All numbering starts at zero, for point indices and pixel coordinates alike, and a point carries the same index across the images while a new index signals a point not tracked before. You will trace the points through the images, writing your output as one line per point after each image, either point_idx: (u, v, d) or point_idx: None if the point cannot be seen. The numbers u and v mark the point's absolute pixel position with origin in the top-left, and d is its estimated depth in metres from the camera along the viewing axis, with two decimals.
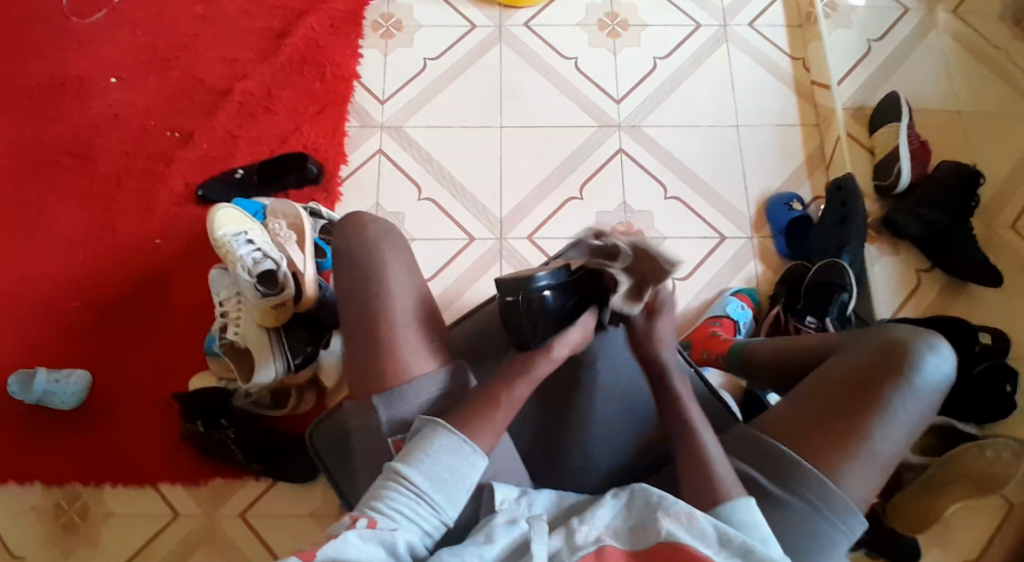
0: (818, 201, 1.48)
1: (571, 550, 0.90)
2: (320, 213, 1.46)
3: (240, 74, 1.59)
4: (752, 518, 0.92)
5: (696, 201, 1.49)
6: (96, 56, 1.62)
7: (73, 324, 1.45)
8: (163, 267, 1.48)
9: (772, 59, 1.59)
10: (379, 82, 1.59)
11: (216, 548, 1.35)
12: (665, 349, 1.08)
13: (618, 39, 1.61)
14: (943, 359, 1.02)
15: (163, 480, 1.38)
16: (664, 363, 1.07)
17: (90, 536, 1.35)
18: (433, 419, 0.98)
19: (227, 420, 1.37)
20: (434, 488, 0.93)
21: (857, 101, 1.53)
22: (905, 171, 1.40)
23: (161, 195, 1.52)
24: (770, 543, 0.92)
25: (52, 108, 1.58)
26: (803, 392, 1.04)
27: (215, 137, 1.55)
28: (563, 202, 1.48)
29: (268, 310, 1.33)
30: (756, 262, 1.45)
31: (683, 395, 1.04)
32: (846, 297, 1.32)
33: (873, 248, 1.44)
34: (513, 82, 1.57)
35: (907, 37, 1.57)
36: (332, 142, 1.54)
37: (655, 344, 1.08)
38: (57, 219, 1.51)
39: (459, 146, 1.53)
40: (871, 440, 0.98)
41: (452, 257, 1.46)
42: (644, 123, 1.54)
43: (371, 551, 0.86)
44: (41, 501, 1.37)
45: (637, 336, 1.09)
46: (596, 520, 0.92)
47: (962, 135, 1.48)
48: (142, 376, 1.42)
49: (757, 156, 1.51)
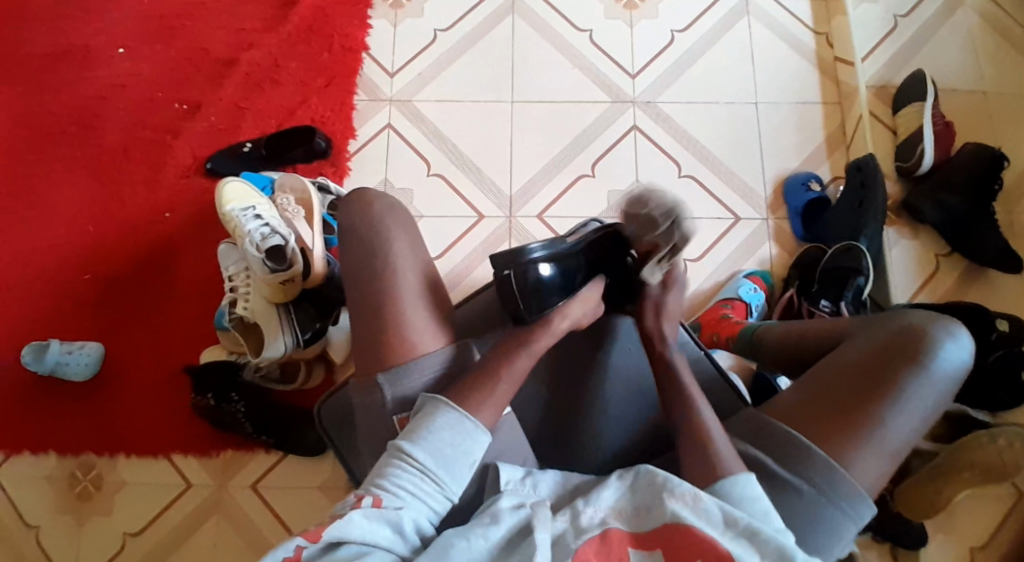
0: (837, 181, 1.45)
1: (576, 533, 0.89)
2: (329, 188, 1.44)
3: (247, 44, 1.57)
4: (753, 494, 0.92)
5: (710, 180, 1.46)
6: (103, 25, 1.60)
7: (85, 295, 1.45)
8: (172, 239, 1.48)
9: (792, 33, 1.54)
10: (389, 54, 1.56)
11: (228, 518, 1.37)
12: (670, 322, 1.09)
13: (635, 11, 1.56)
14: (960, 347, 1.00)
15: (175, 452, 1.39)
16: (664, 337, 1.08)
17: (103, 506, 1.37)
18: (435, 395, 0.97)
19: (236, 394, 1.39)
20: (439, 464, 0.93)
21: (881, 79, 1.49)
22: (927, 153, 1.37)
23: (169, 168, 1.51)
24: (774, 519, 0.91)
25: (60, 78, 1.57)
26: (815, 376, 1.02)
27: (222, 108, 1.53)
28: (575, 179, 1.46)
29: (277, 285, 1.32)
30: (771, 243, 1.43)
31: (681, 369, 1.05)
32: (862, 281, 1.29)
33: (892, 231, 1.41)
34: (526, 55, 1.54)
35: (935, 11, 1.52)
36: (340, 115, 1.52)
37: (661, 316, 1.09)
38: (67, 190, 1.51)
39: (469, 121, 1.51)
40: (883, 426, 0.97)
41: (462, 234, 1.44)
42: (659, 100, 1.51)
43: (376, 530, 0.87)
44: (56, 471, 1.39)
45: (647, 304, 1.10)
46: (600, 501, 0.92)
47: (988, 116, 1.43)
48: (153, 348, 1.43)
49: (774, 133, 1.48)
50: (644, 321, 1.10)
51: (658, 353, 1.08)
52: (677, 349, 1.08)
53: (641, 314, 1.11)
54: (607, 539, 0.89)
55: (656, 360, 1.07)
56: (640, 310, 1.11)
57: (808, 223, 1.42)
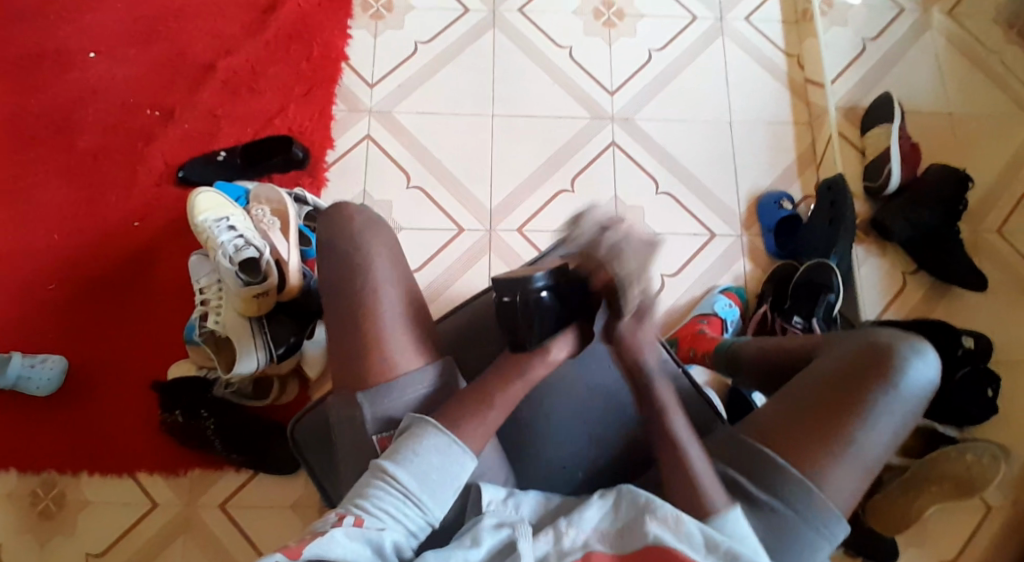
0: (808, 200, 1.48)
1: (560, 555, 0.89)
2: (304, 199, 1.42)
3: (222, 50, 1.54)
4: (739, 525, 0.93)
5: (687, 196, 1.48)
6: (73, 29, 1.55)
7: (49, 306, 1.40)
8: (141, 250, 1.44)
9: (767, 55, 1.57)
10: (368, 64, 1.55)
11: (197, 538, 1.33)
12: (649, 353, 1.04)
13: (614, 29, 1.58)
14: (928, 363, 1.02)
15: (142, 469, 1.35)
16: (647, 367, 1.04)
17: (65, 525, 1.32)
18: (422, 418, 0.97)
19: (206, 411, 1.35)
20: (422, 488, 0.92)
21: (852, 101, 1.53)
22: (894, 173, 1.40)
23: (139, 175, 1.47)
24: (758, 551, 0.92)
25: (26, 80, 1.52)
26: (789, 393, 1.04)
27: (197, 116, 1.50)
28: (554, 194, 1.47)
29: (250, 299, 1.30)
30: (745, 259, 1.45)
31: (666, 402, 1.02)
32: (832, 298, 1.32)
33: (860, 249, 1.45)
34: (505, 69, 1.54)
35: (902, 36, 1.56)
36: (318, 125, 1.50)
37: (638, 351, 1.04)
38: (31, 197, 1.46)
39: (449, 134, 1.50)
40: (856, 442, 0.98)
41: (442, 246, 1.43)
42: (637, 116, 1.52)
43: (357, 549, 0.85)
44: (16, 488, 1.34)
45: (620, 340, 1.05)
46: (584, 522, 0.92)
47: (952, 138, 1.48)
48: (119, 362, 1.39)
49: (748, 152, 1.51)
50: (624, 357, 1.04)
51: (644, 386, 1.03)
52: (659, 374, 1.04)
53: (620, 349, 1.05)
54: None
55: (643, 389, 1.03)
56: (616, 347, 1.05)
57: (782, 240, 1.44)
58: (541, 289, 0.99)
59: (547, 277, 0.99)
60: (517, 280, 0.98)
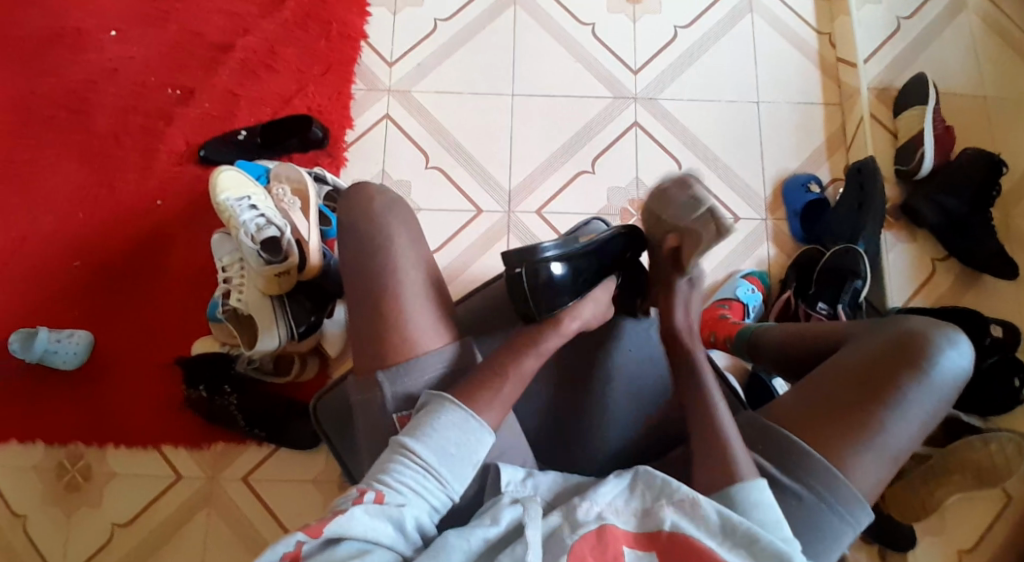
0: (836, 183, 1.45)
1: (573, 527, 0.88)
2: (324, 178, 1.42)
3: (243, 29, 1.53)
4: (764, 500, 0.91)
5: (710, 180, 1.45)
6: (96, 9, 1.56)
7: (74, 284, 1.43)
8: (164, 229, 1.45)
9: (796, 33, 1.53)
10: (387, 43, 1.54)
11: (219, 511, 1.35)
12: (682, 314, 1.09)
13: (637, 5, 1.54)
14: (960, 353, 0.99)
15: (166, 443, 1.38)
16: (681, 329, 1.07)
17: (91, 497, 1.36)
18: (440, 394, 0.96)
19: (229, 387, 1.37)
20: (442, 463, 0.92)
21: (883, 81, 1.48)
22: (927, 157, 1.37)
23: (162, 154, 1.48)
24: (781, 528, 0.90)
25: (51, 61, 1.53)
26: (815, 380, 1.01)
27: (216, 95, 1.50)
28: (574, 175, 1.45)
29: (271, 277, 1.31)
30: (769, 244, 1.43)
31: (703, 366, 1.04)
32: (859, 285, 1.30)
33: (889, 235, 1.41)
34: (526, 46, 1.52)
35: (938, 14, 1.52)
36: (337, 104, 1.49)
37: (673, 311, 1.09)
38: (57, 176, 1.48)
39: (469, 114, 1.49)
40: (883, 429, 0.96)
41: (461, 228, 1.43)
42: (661, 96, 1.50)
43: (378, 528, 0.86)
44: (43, 461, 1.37)
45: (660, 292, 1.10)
46: (598, 497, 0.91)
47: (986, 121, 1.44)
48: (144, 339, 1.41)
49: (776, 134, 1.47)
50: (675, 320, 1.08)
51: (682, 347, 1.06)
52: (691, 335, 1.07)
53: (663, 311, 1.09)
54: (603, 534, 0.88)
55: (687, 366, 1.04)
56: (658, 312, 1.09)
57: (808, 225, 1.42)
58: (549, 260, 1.01)
59: (555, 247, 1.02)
60: (526, 252, 1.00)
